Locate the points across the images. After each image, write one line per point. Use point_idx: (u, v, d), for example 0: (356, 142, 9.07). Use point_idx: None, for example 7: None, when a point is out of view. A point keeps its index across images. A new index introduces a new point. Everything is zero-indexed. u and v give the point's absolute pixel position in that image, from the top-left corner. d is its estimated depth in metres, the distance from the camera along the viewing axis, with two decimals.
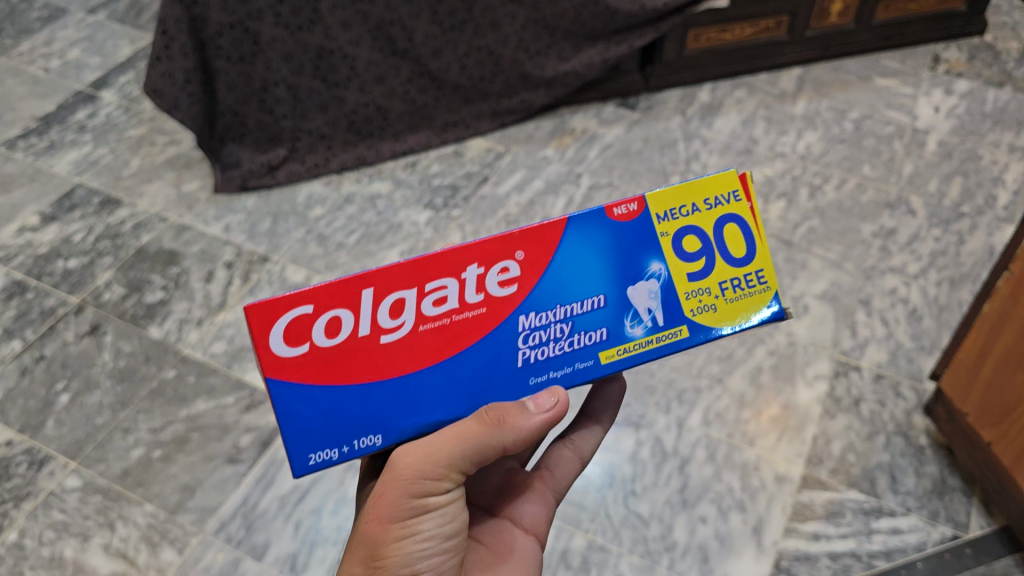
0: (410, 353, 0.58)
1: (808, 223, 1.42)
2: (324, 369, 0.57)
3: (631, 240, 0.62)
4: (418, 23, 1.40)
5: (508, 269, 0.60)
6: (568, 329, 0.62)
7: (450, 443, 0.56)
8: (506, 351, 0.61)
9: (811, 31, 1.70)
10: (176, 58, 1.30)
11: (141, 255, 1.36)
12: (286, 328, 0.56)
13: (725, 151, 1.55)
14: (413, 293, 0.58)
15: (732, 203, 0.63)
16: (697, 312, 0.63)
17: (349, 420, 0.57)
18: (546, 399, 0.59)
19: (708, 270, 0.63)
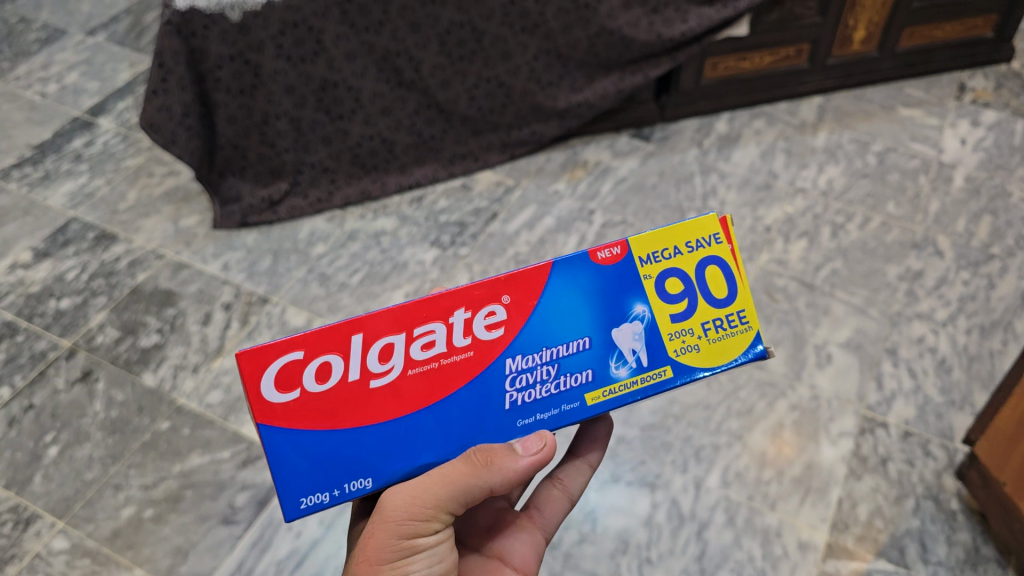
0: (399, 397, 0.61)
1: (830, 264, 1.37)
2: (316, 413, 0.60)
3: (614, 283, 0.65)
4: (426, 54, 1.35)
5: (493, 314, 0.63)
6: (554, 370, 0.64)
7: (437, 485, 0.58)
8: (493, 395, 0.63)
9: (833, 60, 1.64)
10: (174, 91, 1.25)
11: (136, 295, 1.31)
12: (279, 374, 0.59)
13: (744, 186, 1.49)
14: (401, 339, 0.61)
15: (713, 245, 0.65)
16: (681, 353, 0.65)
17: (341, 463, 0.60)
18: (533, 444, 0.61)
19: (690, 311, 0.65)
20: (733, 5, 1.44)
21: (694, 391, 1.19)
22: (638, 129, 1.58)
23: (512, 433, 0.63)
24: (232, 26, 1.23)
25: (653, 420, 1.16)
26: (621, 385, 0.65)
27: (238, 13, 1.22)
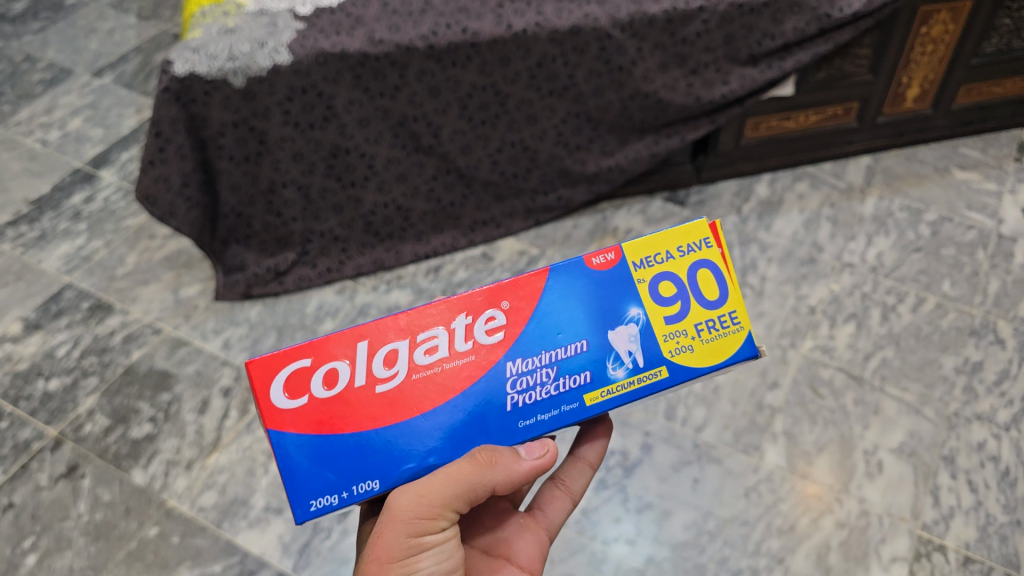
0: (405, 400, 0.63)
1: (881, 353, 1.25)
2: (325, 418, 0.62)
3: (609, 286, 0.68)
4: (446, 119, 1.25)
5: (493, 320, 0.67)
6: (553, 372, 0.66)
7: (444, 482, 0.59)
8: (495, 399, 0.65)
9: (883, 118, 1.52)
10: (172, 160, 1.16)
11: (130, 376, 1.22)
12: (286, 379, 0.62)
13: (786, 260, 1.38)
14: (405, 344, 0.65)
15: (704, 249, 0.70)
16: (676, 353, 0.68)
17: (348, 468, 0.61)
18: (537, 451, 0.63)
19: (683, 313, 0.69)
20: (779, 66, 1.33)
21: (731, 502, 1.08)
22: (672, 192, 1.48)
23: (517, 435, 0.64)
24: (236, 92, 1.14)
25: (685, 537, 1.06)
26: (618, 387, 0.67)
27: (243, 78, 1.13)
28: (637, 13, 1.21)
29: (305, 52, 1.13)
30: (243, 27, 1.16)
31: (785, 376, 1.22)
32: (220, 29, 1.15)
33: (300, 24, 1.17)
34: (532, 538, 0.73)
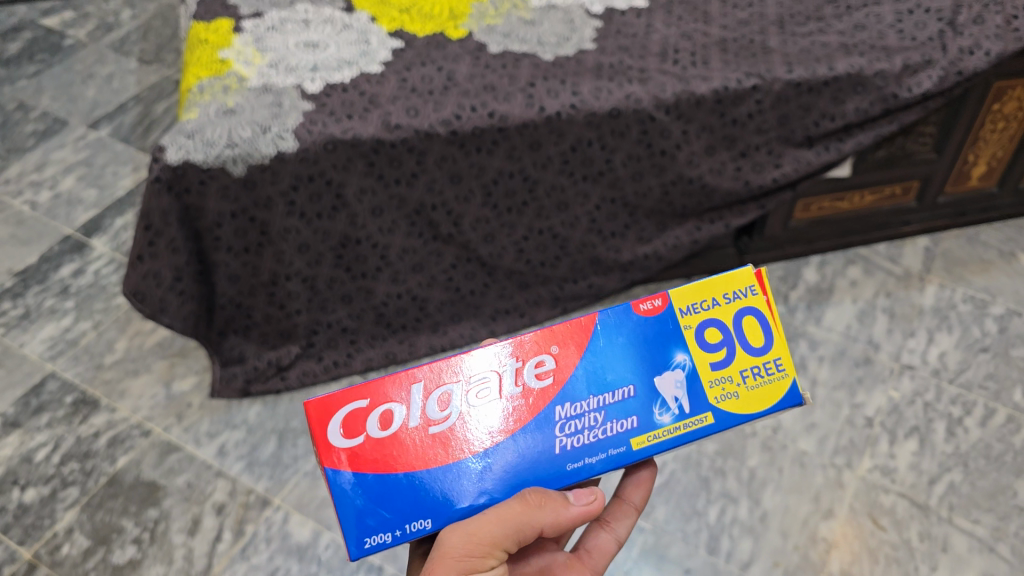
0: (456, 439, 0.69)
1: (948, 476, 1.13)
2: (381, 455, 0.68)
3: (657, 330, 0.73)
4: (468, 207, 1.13)
5: (543, 364, 0.72)
6: (600, 418, 0.71)
7: (493, 523, 0.64)
8: (548, 442, 0.70)
9: (944, 198, 1.39)
10: (163, 254, 1.04)
11: (114, 487, 1.10)
12: (345, 420, 0.68)
13: (838, 359, 1.26)
14: (459, 388, 0.70)
15: (750, 297, 0.74)
16: (720, 400, 0.72)
17: (402, 509, 0.67)
18: (585, 497, 0.68)
19: (730, 360, 0.73)
20: (837, 148, 1.21)
21: None
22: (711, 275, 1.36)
23: (565, 478, 0.69)
24: (235, 181, 1.02)
25: None
26: (664, 433, 0.71)
27: (243, 166, 1.01)
28: (683, 92, 1.09)
29: (312, 139, 1.01)
30: (246, 106, 1.04)
31: (841, 504, 1.11)
32: (219, 109, 1.04)
33: (308, 103, 1.05)
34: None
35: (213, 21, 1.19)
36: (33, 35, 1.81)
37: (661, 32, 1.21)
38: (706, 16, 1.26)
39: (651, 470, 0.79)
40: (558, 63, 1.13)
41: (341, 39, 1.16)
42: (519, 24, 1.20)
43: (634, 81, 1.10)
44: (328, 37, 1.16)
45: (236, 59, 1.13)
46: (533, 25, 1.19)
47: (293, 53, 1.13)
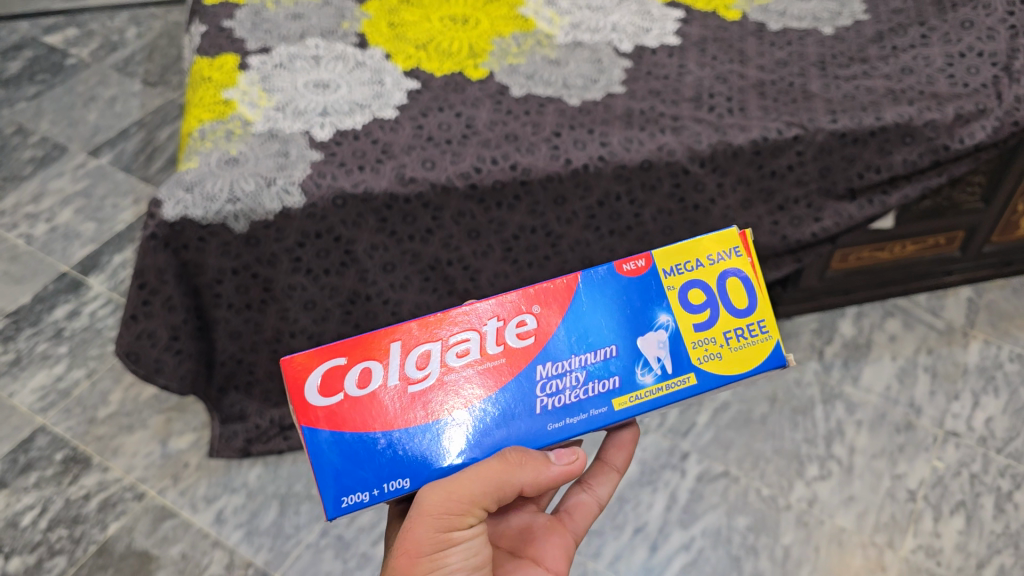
0: (430, 397, 0.79)
1: (999, 557, 1.17)
2: (360, 409, 0.78)
3: (641, 291, 0.84)
4: (486, 262, 1.08)
5: (523, 326, 0.82)
6: (584, 376, 0.82)
7: (475, 479, 0.74)
8: (527, 399, 0.81)
9: (990, 246, 1.32)
10: (158, 313, 0.97)
11: (104, 557, 1.12)
12: (329, 378, 0.79)
13: (878, 426, 1.29)
14: (437, 348, 0.81)
15: (734, 257, 0.86)
16: (704, 360, 0.83)
17: (380, 471, 0.77)
18: (567, 456, 0.81)
19: (712, 321, 0.84)
20: (881, 201, 1.13)
21: None
22: None
23: (549, 436, 0.80)
24: (237, 238, 0.95)
25: None
26: (644, 391, 0.82)
27: (246, 223, 0.94)
28: (719, 144, 1.01)
29: (320, 193, 0.93)
30: (250, 155, 0.97)
31: None
32: (222, 157, 0.96)
33: (318, 152, 0.97)
34: (559, 541, 0.88)
35: (217, 57, 1.12)
36: (34, 54, 1.75)
37: (695, 73, 1.14)
38: (742, 55, 1.18)
39: (630, 436, 0.94)
40: (586, 108, 1.05)
41: (353, 78, 1.09)
42: (544, 63, 1.13)
43: (667, 131, 1.02)
44: (339, 75, 1.09)
45: (240, 100, 1.05)
46: (559, 65, 1.12)
47: (302, 93, 1.06)
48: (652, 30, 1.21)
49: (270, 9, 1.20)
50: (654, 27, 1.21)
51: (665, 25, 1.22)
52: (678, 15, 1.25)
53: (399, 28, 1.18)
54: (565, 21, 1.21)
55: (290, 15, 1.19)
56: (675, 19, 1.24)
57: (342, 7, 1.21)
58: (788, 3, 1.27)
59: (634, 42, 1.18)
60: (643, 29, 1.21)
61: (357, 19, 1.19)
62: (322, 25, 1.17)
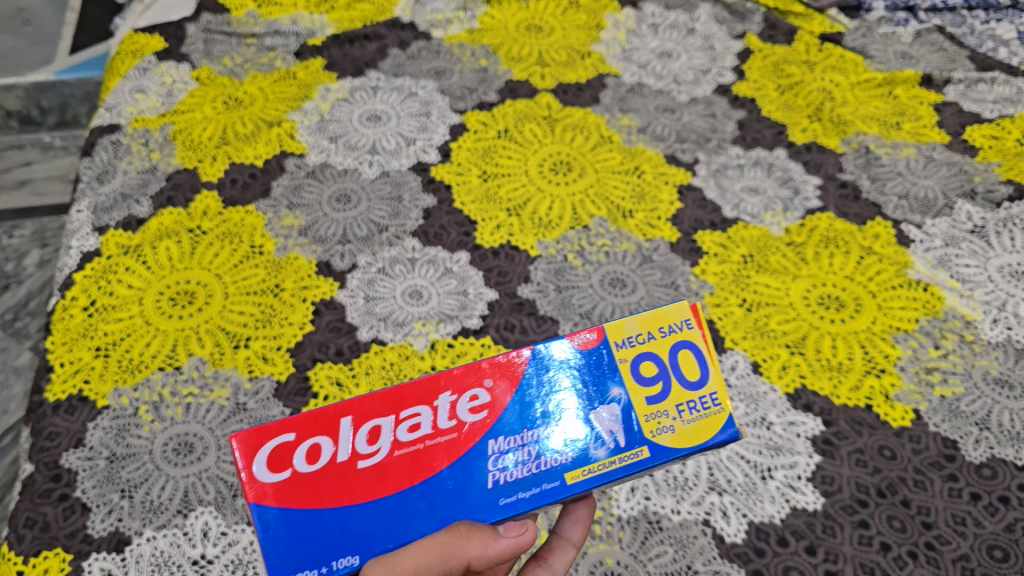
0: (387, 479, 0.49)
1: None
2: (302, 492, 0.48)
3: (590, 368, 0.53)
4: None
5: (477, 397, 0.52)
6: (535, 452, 0.51)
7: (416, 550, 0.45)
8: (475, 478, 0.50)
9: None
10: None
11: None
12: (268, 455, 0.48)
13: None
14: (390, 417, 0.50)
15: (686, 331, 0.54)
16: (658, 433, 0.52)
17: (322, 546, 0.47)
18: (514, 530, 0.48)
19: (665, 395, 0.53)
20: None
21: None
22: None
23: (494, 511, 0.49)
24: None
25: None
26: (600, 470, 0.51)
27: None
28: None
29: None
30: None
31: None
32: None
33: None
34: None
35: (34, 557, 0.67)
36: None
37: None
38: (930, 534, 0.70)
39: (593, 506, 0.57)
40: None
41: None
42: None
43: None
44: None
45: None
46: None
47: None
48: (774, 472, 0.74)
49: (146, 425, 0.75)
50: (775, 465, 0.74)
51: (796, 457, 0.75)
52: (814, 430, 0.77)
53: None
54: None
55: (172, 446, 0.74)
56: (808, 438, 0.76)
57: (262, 419, 0.76)
58: (989, 401, 0.79)
59: (746, 513, 0.71)
60: (757, 472, 0.74)
61: None
62: (222, 474, 0.72)
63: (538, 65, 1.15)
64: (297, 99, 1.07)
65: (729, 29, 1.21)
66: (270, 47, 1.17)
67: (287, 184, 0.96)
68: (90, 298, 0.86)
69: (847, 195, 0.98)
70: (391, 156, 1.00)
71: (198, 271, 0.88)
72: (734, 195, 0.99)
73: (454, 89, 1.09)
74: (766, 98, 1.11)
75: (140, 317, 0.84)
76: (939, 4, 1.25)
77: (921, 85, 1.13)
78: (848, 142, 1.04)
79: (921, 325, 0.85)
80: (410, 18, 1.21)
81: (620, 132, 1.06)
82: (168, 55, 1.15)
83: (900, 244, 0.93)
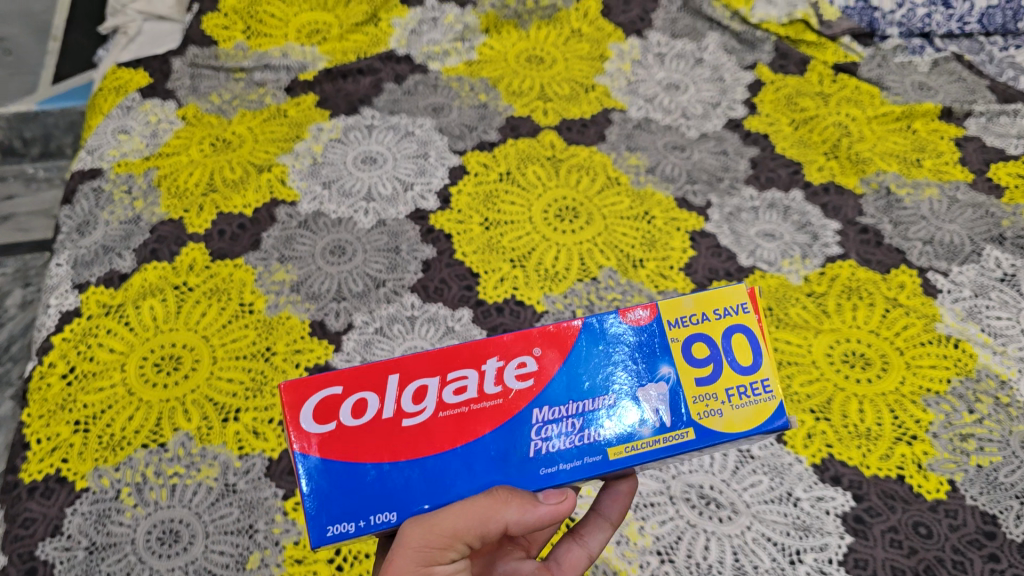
0: (431, 438, 0.49)
1: None
2: (346, 444, 0.49)
3: (641, 343, 0.53)
4: None
5: (524, 364, 0.52)
6: (579, 425, 0.51)
7: (455, 513, 0.47)
8: (518, 445, 0.50)
9: None
10: None
11: None
12: (316, 406, 0.49)
13: None
14: (436, 377, 0.51)
15: (742, 314, 0.53)
16: (705, 416, 0.51)
17: (364, 498, 0.48)
18: (554, 497, 0.49)
19: (716, 376, 0.52)
20: None
21: None
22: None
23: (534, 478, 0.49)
24: None
25: None
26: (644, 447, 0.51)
27: None
28: None
29: None
30: None
31: None
32: None
33: None
34: None
35: None
36: None
37: None
38: None
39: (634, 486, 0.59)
40: None
41: None
42: None
43: None
44: None
45: None
46: None
47: None
48: (803, 556, 0.69)
49: (127, 511, 0.70)
50: (805, 547, 0.69)
51: (826, 539, 0.70)
52: (844, 506, 0.72)
53: (351, 565, 0.67)
54: (646, 537, 0.70)
55: (155, 535, 0.69)
56: (838, 515, 0.71)
57: (252, 502, 0.71)
58: None
59: None
60: (785, 556, 0.69)
61: (276, 543, 0.69)
62: (211, 567, 0.67)
63: (540, 99, 1.10)
64: (288, 140, 1.02)
65: (739, 59, 1.16)
66: (260, 83, 1.11)
67: (278, 235, 0.91)
68: (69, 365, 0.80)
69: (869, 241, 0.94)
70: (387, 202, 0.95)
71: (184, 333, 0.83)
72: (749, 242, 0.94)
73: (452, 127, 1.05)
74: (779, 133, 1.07)
75: (122, 386, 0.78)
76: (956, 31, 1.20)
77: (941, 118, 1.08)
78: (867, 182, 1.00)
79: (953, 387, 0.80)
80: (406, 51, 1.16)
81: (628, 172, 1.01)
82: (153, 92, 1.10)
83: (926, 294, 0.88)
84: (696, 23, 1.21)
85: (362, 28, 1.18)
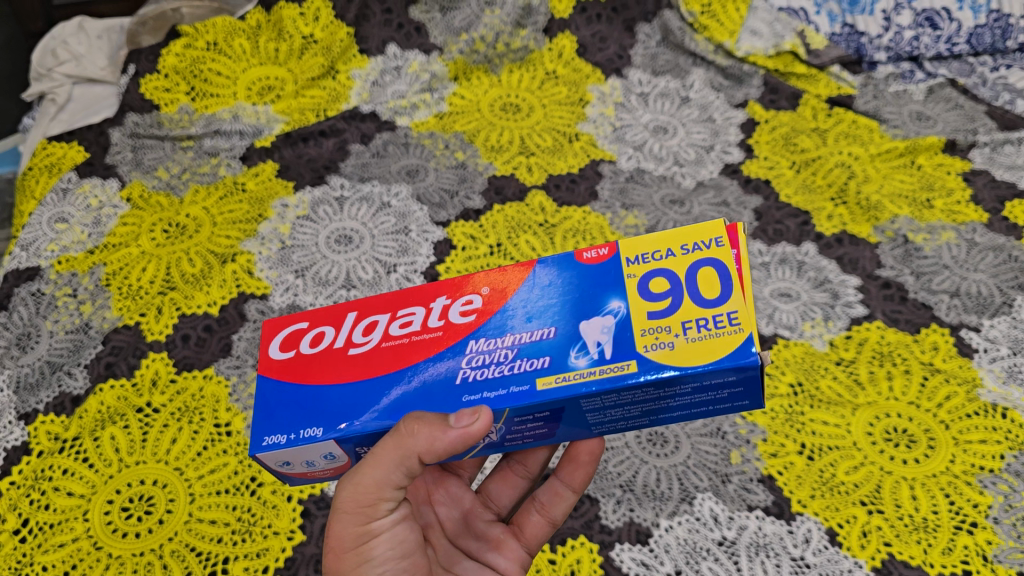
0: (369, 366, 0.47)
1: None
2: (296, 368, 0.49)
3: (594, 282, 0.47)
4: None
5: (471, 302, 0.49)
6: (512, 355, 0.46)
7: (370, 464, 0.44)
8: (445, 375, 0.46)
9: None
10: None
11: None
12: (283, 339, 0.50)
13: None
14: (386, 314, 0.50)
15: (712, 249, 0.46)
16: (653, 349, 0.44)
17: (300, 414, 0.47)
18: (466, 417, 0.43)
19: (672, 311, 0.45)
20: None
21: None
22: None
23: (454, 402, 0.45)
24: None
25: None
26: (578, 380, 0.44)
27: None
28: None
29: None
30: None
31: None
32: None
33: None
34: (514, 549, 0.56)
35: None
36: None
37: None
38: None
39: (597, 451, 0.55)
40: None
41: None
42: None
43: None
44: None
45: None
46: None
47: None
48: None
49: None
50: None
51: None
52: None
53: None
54: None
55: None
56: None
57: None
58: None
59: None
60: None
61: None
62: None
63: (522, 154, 1.01)
64: (250, 221, 0.92)
65: (728, 97, 1.10)
66: (211, 152, 1.00)
67: (250, 336, 0.81)
68: (22, 518, 0.69)
69: (893, 297, 0.88)
70: (370, 288, 0.86)
71: (153, 466, 0.72)
72: (765, 305, 0.88)
73: (431, 194, 0.96)
74: (781, 178, 1.00)
75: (86, 538, 0.68)
76: (945, 53, 1.13)
77: (945, 151, 1.02)
78: (882, 230, 0.94)
79: (1009, 464, 0.74)
80: (370, 107, 1.06)
81: (628, 233, 0.92)
82: (91, 169, 0.98)
83: (962, 355, 0.83)
84: (679, 59, 1.14)
85: (320, 82, 1.08)
